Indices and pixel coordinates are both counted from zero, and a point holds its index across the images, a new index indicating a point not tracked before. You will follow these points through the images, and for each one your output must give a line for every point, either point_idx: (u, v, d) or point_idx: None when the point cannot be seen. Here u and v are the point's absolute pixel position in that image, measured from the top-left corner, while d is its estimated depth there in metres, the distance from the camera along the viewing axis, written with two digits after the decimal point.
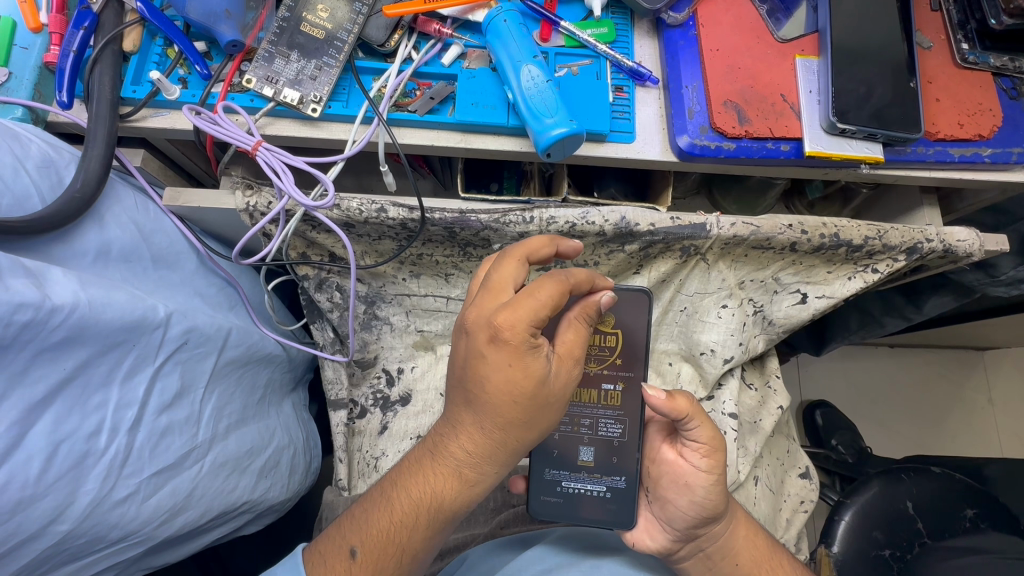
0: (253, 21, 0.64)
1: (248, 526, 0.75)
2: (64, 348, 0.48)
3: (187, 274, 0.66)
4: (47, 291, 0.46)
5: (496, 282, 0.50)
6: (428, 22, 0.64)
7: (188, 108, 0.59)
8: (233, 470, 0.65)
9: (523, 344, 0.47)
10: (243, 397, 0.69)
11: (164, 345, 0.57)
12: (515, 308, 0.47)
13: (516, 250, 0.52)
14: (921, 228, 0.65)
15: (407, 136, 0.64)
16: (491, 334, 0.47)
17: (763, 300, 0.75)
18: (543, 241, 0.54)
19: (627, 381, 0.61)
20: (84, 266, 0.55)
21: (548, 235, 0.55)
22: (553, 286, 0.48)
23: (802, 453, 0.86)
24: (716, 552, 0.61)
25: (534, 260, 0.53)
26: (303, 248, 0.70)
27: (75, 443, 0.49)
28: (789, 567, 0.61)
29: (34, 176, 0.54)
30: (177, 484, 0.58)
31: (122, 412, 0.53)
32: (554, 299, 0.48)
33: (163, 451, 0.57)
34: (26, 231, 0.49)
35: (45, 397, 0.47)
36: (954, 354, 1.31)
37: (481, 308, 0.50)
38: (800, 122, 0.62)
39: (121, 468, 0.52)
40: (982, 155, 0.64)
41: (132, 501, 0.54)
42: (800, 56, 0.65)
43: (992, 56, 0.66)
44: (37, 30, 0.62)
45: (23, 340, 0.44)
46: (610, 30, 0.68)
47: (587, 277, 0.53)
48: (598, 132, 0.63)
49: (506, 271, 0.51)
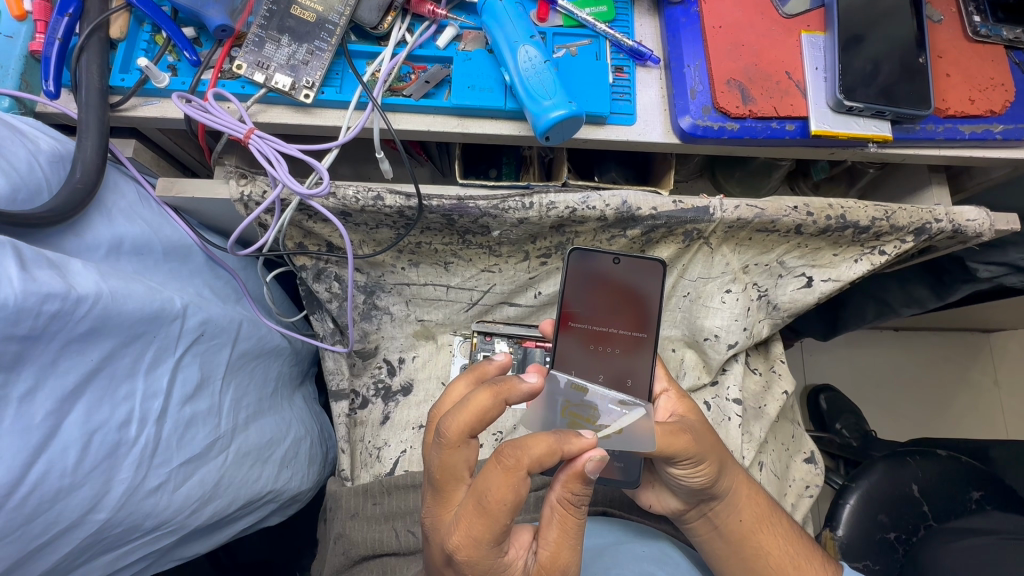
0: (242, 5, 0.62)
1: (271, 516, 0.75)
2: (90, 340, 0.47)
3: (198, 267, 0.66)
4: (71, 281, 0.45)
5: (441, 482, 0.46)
6: (421, 3, 0.63)
7: (178, 95, 0.58)
8: (256, 461, 0.65)
9: (489, 563, 0.44)
10: (257, 390, 0.69)
11: (183, 336, 0.56)
12: (469, 527, 0.43)
13: (451, 433, 0.44)
14: (930, 208, 0.63)
15: (402, 121, 0.62)
16: (448, 557, 0.45)
17: (767, 284, 0.74)
18: (485, 398, 0.44)
19: (640, 342, 0.60)
20: (98, 259, 0.54)
21: (490, 386, 0.45)
22: (507, 485, 0.42)
23: (808, 437, 0.86)
24: (724, 508, 0.60)
25: (481, 428, 0.45)
26: (300, 238, 0.69)
27: (108, 433, 0.48)
28: (788, 525, 0.63)
29: (47, 169, 0.53)
30: (205, 473, 0.58)
31: (149, 403, 0.52)
32: (513, 499, 0.42)
33: (190, 441, 0.56)
34: (39, 223, 0.48)
35: (76, 388, 0.46)
36: (959, 335, 1.30)
37: (436, 509, 0.47)
38: (806, 100, 0.61)
39: (151, 457, 0.52)
40: (994, 132, 0.62)
41: (163, 491, 0.53)
42: (806, 32, 0.63)
43: (1005, 28, 0.64)
44: (21, 18, 0.60)
45: (51, 331, 0.43)
46: (609, 8, 0.66)
47: (542, 440, 0.44)
48: (597, 115, 0.61)
49: (456, 454, 0.45)
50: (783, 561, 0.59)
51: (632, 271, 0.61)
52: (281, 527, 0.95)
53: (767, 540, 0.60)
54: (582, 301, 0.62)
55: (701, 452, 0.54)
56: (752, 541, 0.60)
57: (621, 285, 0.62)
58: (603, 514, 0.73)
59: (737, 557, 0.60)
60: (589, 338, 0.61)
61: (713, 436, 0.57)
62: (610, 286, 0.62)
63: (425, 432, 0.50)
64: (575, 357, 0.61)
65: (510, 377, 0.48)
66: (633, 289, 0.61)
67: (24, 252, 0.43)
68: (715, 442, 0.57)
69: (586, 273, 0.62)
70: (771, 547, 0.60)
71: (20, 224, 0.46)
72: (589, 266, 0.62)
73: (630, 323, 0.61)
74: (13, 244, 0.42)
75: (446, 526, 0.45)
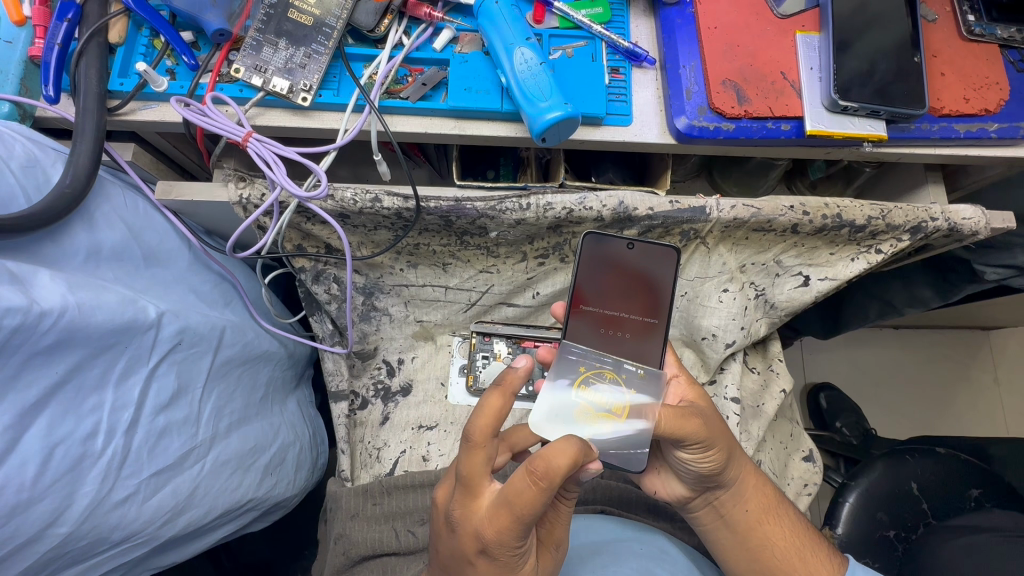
0: (240, 9, 0.63)
1: (254, 522, 0.75)
2: (54, 353, 0.47)
3: (181, 272, 0.66)
4: (34, 296, 0.46)
5: (468, 476, 0.47)
6: (418, 6, 0.63)
7: (176, 99, 0.58)
8: (236, 469, 0.65)
9: (514, 553, 0.47)
10: (243, 397, 0.69)
11: (157, 346, 0.57)
12: (500, 523, 0.45)
13: (478, 432, 0.47)
14: (926, 207, 0.64)
15: (399, 124, 0.62)
16: (480, 548, 0.46)
17: (764, 284, 0.74)
18: (497, 399, 0.48)
19: (652, 328, 0.61)
20: (76, 265, 0.54)
21: (497, 386, 0.48)
22: (535, 490, 0.43)
23: (807, 436, 0.86)
24: (730, 498, 0.61)
25: (501, 425, 0.48)
26: (299, 240, 0.69)
27: (71, 445, 0.48)
28: (794, 515, 0.63)
29: (19, 175, 0.53)
30: (178, 484, 0.58)
31: (118, 414, 0.53)
32: (540, 506, 0.44)
33: (162, 451, 0.57)
34: (20, 228, 0.48)
35: (38, 401, 0.46)
36: (958, 334, 1.30)
37: (464, 506, 0.47)
38: (800, 100, 0.61)
39: (119, 469, 0.52)
40: (988, 131, 0.62)
41: (131, 502, 0.54)
42: (801, 32, 0.63)
43: (999, 27, 0.64)
44: (20, 23, 0.61)
45: (13, 345, 0.44)
46: (605, 10, 0.66)
47: (565, 451, 0.43)
48: (593, 116, 0.62)
49: (479, 452, 0.47)
50: (790, 552, 0.59)
51: (645, 257, 0.61)
52: (281, 527, 0.96)
53: (775, 530, 0.61)
54: (596, 286, 0.62)
55: (711, 438, 0.55)
56: (758, 532, 0.61)
57: (635, 270, 0.61)
58: (601, 512, 0.72)
59: (743, 548, 0.61)
60: (600, 322, 0.61)
61: (721, 424, 0.58)
62: (624, 272, 0.62)
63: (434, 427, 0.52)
64: (588, 340, 0.61)
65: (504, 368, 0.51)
66: (647, 275, 0.61)
67: None
68: (725, 429, 0.58)
69: (602, 258, 0.62)
70: (778, 537, 0.60)
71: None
72: (605, 251, 0.61)
73: (642, 308, 0.61)
74: None
75: (480, 519, 0.46)
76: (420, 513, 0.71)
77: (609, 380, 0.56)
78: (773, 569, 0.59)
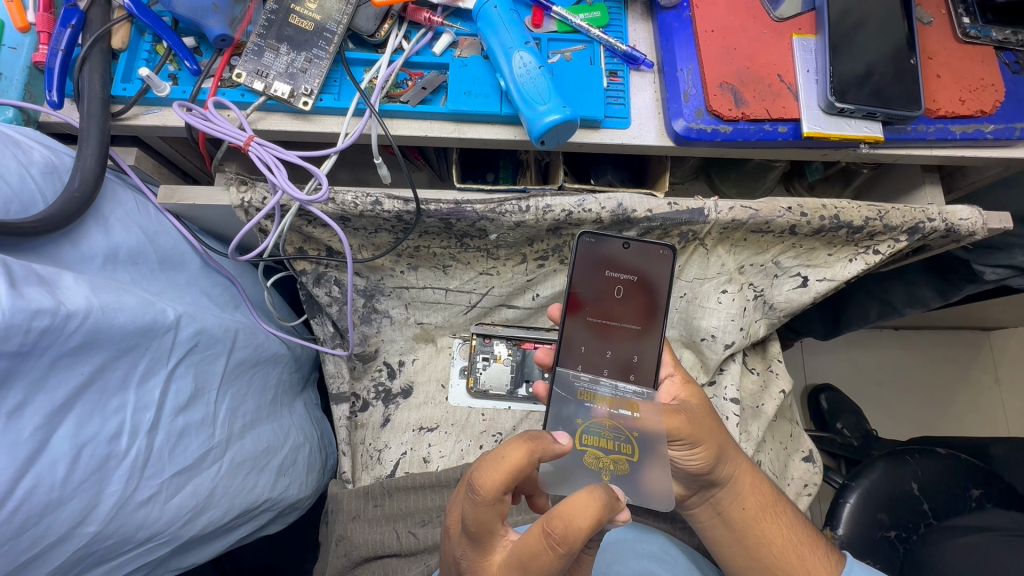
0: (242, 15, 0.64)
1: (269, 524, 0.76)
2: (80, 354, 0.47)
3: (192, 275, 0.66)
4: (60, 297, 0.46)
5: (476, 532, 0.44)
6: (418, 11, 0.64)
7: (178, 104, 0.59)
8: (252, 469, 0.66)
9: None
10: (255, 399, 0.69)
11: (175, 347, 0.57)
12: None
13: (490, 491, 0.42)
14: (923, 208, 0.64)
15: (399, 127, 0.63)
16: None
17: (763, 284, 0.74)
18: (520, 454, 0.43)
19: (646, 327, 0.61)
20: (95, 269, 0.54)
21: (522, 440, 0.45)
22: (550, 558, 0.41)
23: (807, 436, 0.86)
24: (726, 496, 0.62)
25: (518, 479, 0.44)
26: (300, 243, 0.70)
27: (98, 445, 0.49)
28: (790, 514, 0.63)
29: (40, 181, 0.54)
30: (199, 483, 0.59)
31: (141, 415, 0.53)
32: (557, 571, 0.41)
33: (182, 452, 0.57)
34: (33, 232, 0.49)
35: (65, 402, 0.47)
36: (959, 335, 1.31)
37: (474, 556, 0.45)
38: (797, 102, 0.61)
39: (143, 469, 0.52)
40: (985, 132, 0.63)
41: (155, 502, 0.54)
42: (797, 35, 0.64)
43: (995, 29, 0.65)
44: (25, 30, 0.61)
45: (42, 346, 0.44)
46: (603, 14, 0.67)
47: (587, 516, 0.40)
48: (592, 119, 0.62)
49: (486, 511, 0.43)
50: (787, 549, 0.59)
51: (640, 256, 0.61)
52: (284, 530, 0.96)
53: (771, 528, 0.61)
54: (591, 287, 0.61)
55: (695, 435, 0.57)
56: (754, 530, 0.61)
57: (633, 270, 0.61)
58: None
59: (739, 544, 0.61)
60: (595, 325, 0.61)
61: (712, 424, 0.60)
62: (620, 272, 0.61)
63: (455, 480, 0.49)
64: (580, 342, 0.60)
65: (544, 434, 0.48)
66: (643, 274, 0.61)
67: (14, 270, 0.44)
68: (714, 428, 0.60)
69: (595, 257, 0.61)
70: (775, 536, 0.60)
71: (14, 232, 0.47)
72: (600, 252, 0.61)
73: (637, 309, 0.61)
74: (2, 262, 0.43)
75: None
76: (421, 514, 0.72)
77: (611, 427, 0.57)
78: (768, 565, 0.59)
